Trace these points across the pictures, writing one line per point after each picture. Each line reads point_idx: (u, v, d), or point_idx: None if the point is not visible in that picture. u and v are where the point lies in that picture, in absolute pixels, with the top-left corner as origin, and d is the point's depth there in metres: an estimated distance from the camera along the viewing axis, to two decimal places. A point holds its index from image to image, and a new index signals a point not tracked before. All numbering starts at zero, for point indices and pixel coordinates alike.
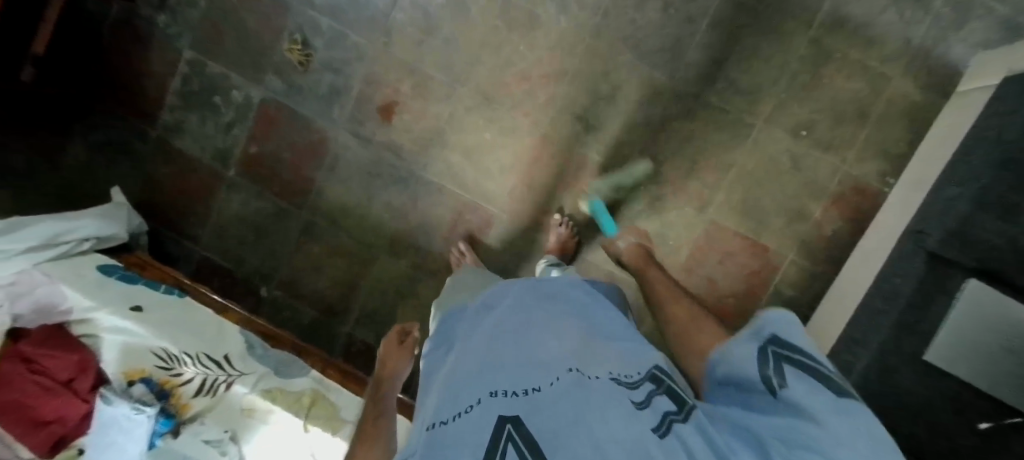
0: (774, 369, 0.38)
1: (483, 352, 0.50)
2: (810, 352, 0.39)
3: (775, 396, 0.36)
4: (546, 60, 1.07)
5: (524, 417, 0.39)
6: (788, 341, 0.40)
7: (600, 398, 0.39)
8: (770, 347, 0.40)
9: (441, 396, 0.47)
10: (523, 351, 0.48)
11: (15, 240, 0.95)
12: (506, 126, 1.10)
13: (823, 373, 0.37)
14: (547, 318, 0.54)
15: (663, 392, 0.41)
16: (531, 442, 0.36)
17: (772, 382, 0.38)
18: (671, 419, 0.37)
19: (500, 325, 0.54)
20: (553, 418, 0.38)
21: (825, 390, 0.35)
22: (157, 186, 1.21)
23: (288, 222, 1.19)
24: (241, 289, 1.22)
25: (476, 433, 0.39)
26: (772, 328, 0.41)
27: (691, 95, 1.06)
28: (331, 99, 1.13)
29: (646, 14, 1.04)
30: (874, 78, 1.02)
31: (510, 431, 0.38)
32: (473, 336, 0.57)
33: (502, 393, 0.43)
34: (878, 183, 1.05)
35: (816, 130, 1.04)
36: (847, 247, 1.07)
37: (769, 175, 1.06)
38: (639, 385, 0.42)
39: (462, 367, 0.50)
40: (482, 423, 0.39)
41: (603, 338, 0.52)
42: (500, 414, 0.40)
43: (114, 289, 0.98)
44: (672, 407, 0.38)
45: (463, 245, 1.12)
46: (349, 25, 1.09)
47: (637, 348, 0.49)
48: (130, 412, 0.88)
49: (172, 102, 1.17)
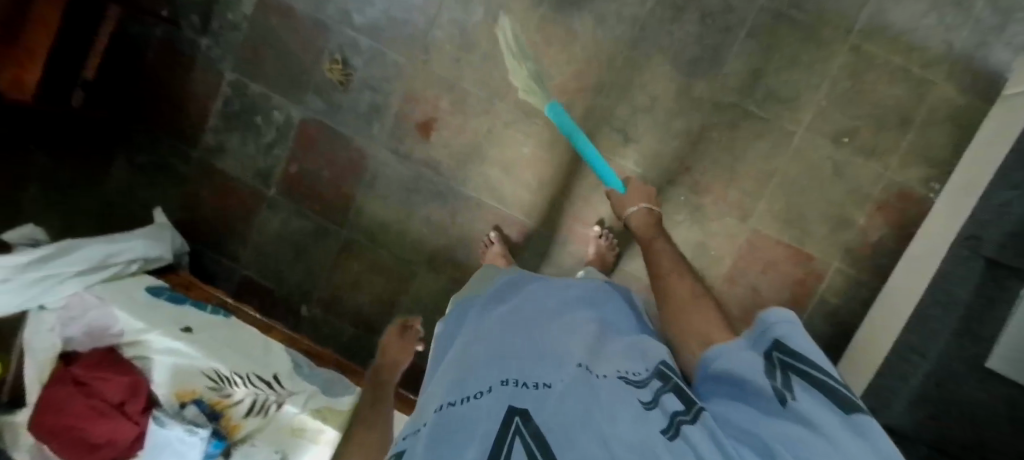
0: (783, 381, 0.36)
1: (494, 345, 0.48)
2: (818, 363, 0.37)
3: (782, 406, 0.34)
4: (584, 73, 1.08)
5: (532, 410, 0.36)
6: (794, 349, 0.38)
7: (614, 400, 0.37)
8: (776, 354, 0.39)
9: (450, 381, 0.44)
10: (535, 345, 0.47)
11: (66, 263, 0.95)
12: (545, 139, 1.10)
13: (833, 387, 0.35)
14: (562, 319, 0.53)
15: (670, 390, 0.40)
16: (538, 434, 0.34)
17: (780, 390, 0.35)
18: (680, 420, 0.35)
19: (514, 320, 0.53)
20: (563, 413, 0.35)
21: (837, 409, 0.33)
22: (198, 206, 1.23)
23: (327, 239, 1.19)
24: (281, 308, 1.23)
25: (482, 421, 0.36)
26: (779, 332, 0.40)
27: (730, 104, 1.06)
28: (370, 116, 1.14)
29: (684, 26, 1.05)
30: (915, 84, 1.01)
31: (519, 423, 0.35)
32: (485, 325, 0.55)
33: (513, 382, 0.40)
34: (923, 189, 1.03)
35: (859, 136, 1.04)
36: (893, 254, 1.06)
37: (811, 182, 1.06)
38: (645, 384, 0.42)
39: (473, 354, 0.48)
40: (491, 412, 0.37)
41: (616, 342, 0.50)
42: (510, 404, 0.37)
43: (165, 310, 0.99)
44: (679, 407, 0.37)
45: (493, 234, 1.11)
46: (388, 44, 1.12)
47: (644, 353, 0.48)
48: (185, 435, 0.91)
49: (214, 124, 1.19)
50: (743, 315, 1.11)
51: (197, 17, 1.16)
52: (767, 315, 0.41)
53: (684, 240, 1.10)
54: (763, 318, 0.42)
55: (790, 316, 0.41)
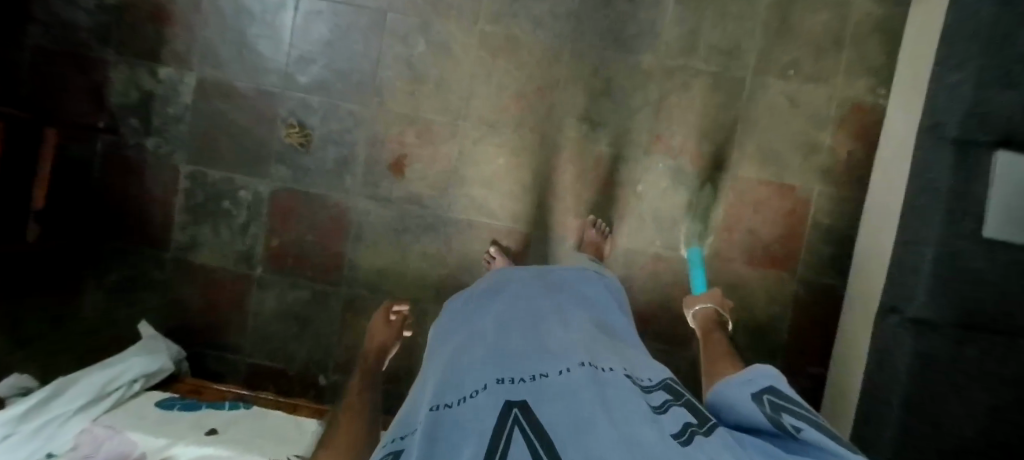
0: (777, 414, 0.38)
1: (490, 343, 0.46)
2: (806, 402, 0.39)
3: (792, 435, 0.35)
4: (536, 74, 1.11)
5: (532, 404, 0.34)
6: (782, 391, 0.42)
7: (621, 396, 0.35)
8: (766, 394, 0.42)
9: (443, 380, 0.41)
10: (532, 344, 0.44)
11: (68, 401, 0.91)
12: (517, 147, 1.12)
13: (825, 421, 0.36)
14: (557, 316, 0.51)
15: (681, 406, 0.38)
16: (539, 427, 0.31)
17: (776, 419, 0.37)
18: (693, 431, 0.33)
19: (507, 317, 0.51)
20: (567, 406, 0.33)
21: (836, 436, 0.33)
22: (185, 308, 1.18)
23: (328, 303, 1.17)
24: (299, 385, 1.19)
25: (480, 416, 0.33)
26: (767, 381, 0.43)
27: (679, 67, 1.10)
28: (340, 170, 1.13)
29: (617, 8, 1.10)
30: (837, 6, 1.08)
31: (517, 414, 0.32)
32: (472, 325, 0.52)
33: (509, 379, 0.38)
34: (872, 98, 1.10)
35: (802, 66, 1.10)
36: (865, 163, 1.11)
37: (773, 118, 1.11)
38: (653, 393, 0.41)
39: (466, 354, 0.45)
40: (490, 405, 0.34)
41: (616, 347, 0.49)
42: (506, 400, 0.34)
43: (183, 419, 0.95)
44: (692, 420, 0.35)
45: (494, 249, 1.09)
46: (340, 96, 1.11)
47: (648, 367, 0.48)
48: None
49: (181, 221, 1.15)
50: (746, 259, 1.15)
51: (137, 119, 1.13)
52: (756, 370, 0.45)
53: (673, 205, 1.13)
54: (753, 372, 0.45)
55: (769, 369, 0.45)
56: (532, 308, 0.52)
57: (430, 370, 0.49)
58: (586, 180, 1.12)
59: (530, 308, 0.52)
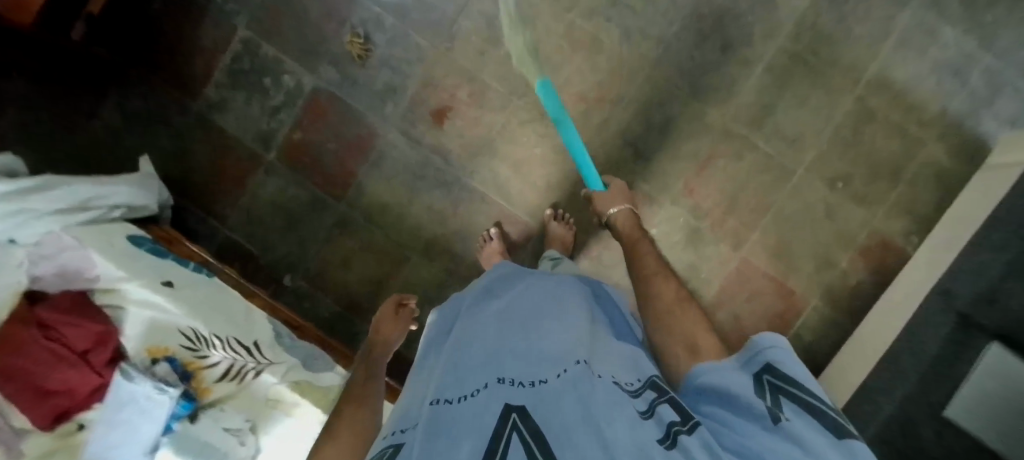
0: (773, 399, 0.39)
1: (490, 343, 0.51)
2: (805, 383, 0.40)
3: (776, 424, 0.37)
4: (604, 83, 1.11)
5: (531, 408, 0.39)
6: (786, 372, 0.41)
7: (609, 400, 0.39)
8: (766, 376, 0.41)
9: (447, 379, 0.47)
10: (529, 343, 0.50)
11: (47, 200, 0.91)
12: (557, 144, 1.12)
13: (815, 405, 0.38)
14: (557, 313, 0.56)
15: (667, 403, 0.41)
16: (535, 432, 0.36)
17: (773, 410, 0.38)
18: (676, 431, 0.37)
19: (509, 317, 0.56)
20: (563, 409, 0.38)
21: (823, 430, 0.36)
22: (190, 161, 1.19)
23: (322, 213, 1.17)
24: (263, 276, 1.20)
25: (480, 414, 0.39)
26: (772, 357, 0.42)
27: (739, 135, 1.10)
28: (385, 95, 1.14)
29: (706, 53, 1.09)
30: (910, 141, 1.07)
31: (516, 419, 0.38)
32: (479, 322, 0.58)
33: (508, 381, 0.44)
34: (902, 240, 1.10)
35: (853, 183, 1.09)
36: (869, 298, 1.11)
37: (804, 221, 1.10)
38: (639, 393, 0.44)
39: (467, 353, 0.51)
40: (489, 405, 0.40)
41: (607, 345, 0.54)
42: (505, 402, 0.40)
43: (146, 261, 0.95)
44: (676, 419, 0.39)
45: (492, 230, 1.11)
46: (413, 25, 1.12)
47: (636, 364, 0.51)
48: (153, 393, 0.83)
49: (218, 80, 1.16)
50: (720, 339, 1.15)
51: None
52: (761, 338, 0.43)
53: (677, 260, 1.13)
54: (755, 341, 0.44)
55: (775, 338, 0.43)
56: (532, 306, 0.58)
57: (437, 366, 0.55)
58: None
59: (529, 306, 0.58)
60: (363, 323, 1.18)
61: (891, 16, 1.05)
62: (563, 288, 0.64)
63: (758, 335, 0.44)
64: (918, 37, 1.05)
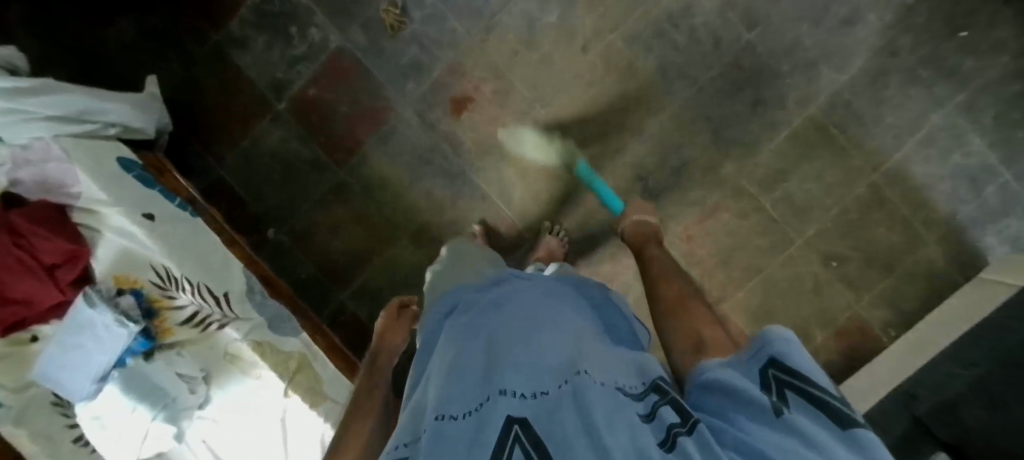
0: (777, 394, 0.36)
1: (490, 347, 0.49)
2: (812, 373, 0.36)
3: (777, 417, 0.34)
4: (630, 111, 1.09)
5: (533, 420, 0.37)
6: (791, 363, 0.37)
7: (618, 409, 0.37)
8: (773, 371, 0.38)
9: (445, 388, 0.44)
10: (530, 349, 0.47)
11: (44, 104, 0.87)
12: (570, 161, 1.11)
13: (822, 398, 0.34)
14: (556, 323, 0.53)
15: (666, 404, 0.39)
16: (540, 448, 0.35)
17: (776, 404, 0.35)
18: (677, 432, 0.35)
19: (508, 323, 0.53)
20: (567, 419, 0.36)
21: (830, 424, 0.33)
22: (197, 92, 1.15)
23: (321, 174, 1.15)
24: (248, 224, 1.17)
25: (483, 433, 0.37)
26: (777, 350, 0.38)
27: (750, 194, 1.09)
28: (409, 72, 1.12)
29: (736, 105, 1.07)
30: (911, 237, 1.08)
31: (518, 433, 0.36)
32: (477, 322, 0.55)
33: (512, 392, 0.41)
34: (879, 330, 1.11)
35: (847, 264, 1.09)
36: (835, 379, 1.12)
37: (791, 291, 1.11)
38: (642, 398, 0.42)
39: (465, 361, 0.48)
40: (491, 421, 0.38)
41: (612, 349, 0.52)
42: (508, 415, 0.38)
43: (129, 188, 0.91)
44: (676, 419, 0.37)
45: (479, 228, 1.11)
46: (453, 9, 1.09)
47: (641, 367, 0.48)
48: (113, 324, 0.81)
49: (244, 17, 1.12)
50: None
51: None
52: (765, 331, 0.40)
53: None
54: (763, 334, 0.40)
55: (784, 331, 0.40)
56: (531, 308, 0.56)
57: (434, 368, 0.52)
58: (602, 232, 1.12)
59: (528, 308, 0.56)
60: (339, 293, 1.17)
61: (924, 112, 1.05)
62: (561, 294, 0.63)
63: (760, 329, 0.41)
64: (945, 138, 1.05)
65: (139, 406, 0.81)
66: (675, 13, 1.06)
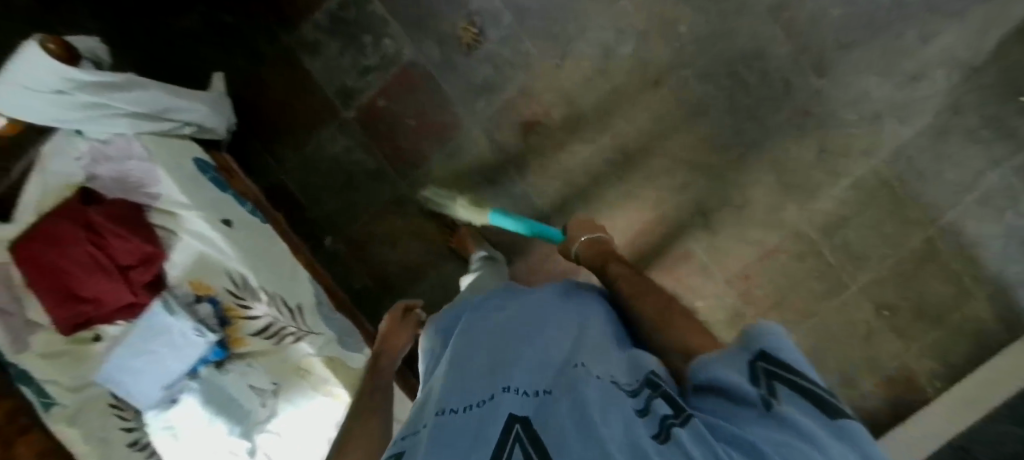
0: (768, 385, 0.39)
1: (491, 347, 0.51)
2: (804, 371, 0.40)
3: (764, 409, 0.37)
4: (699, 148, 1.10)
5: (533, 419, 0.39)
6: (787, 360, 0.41)
7: (606, 400, 0.39)
8: (762, 363, 0.41)
9: (445, 387, 0.46)
10: (533, 351, 0.49)
11: (128, 101, 0.84)
12: (635, 192, 1.11)
13: (815, 392, 0.38)
14: (556, 324, 0.54)
15: (662, 399, 0.41)
16: (536, 442, 0.36)
17: (766, 396, 0.38)
18: (670, 424, 0.37)
19: (508, 326, 0.54)
20: (562, 414, 0.38)
21: (820, 415, 0.35)
22: (264, 94, 1.14)
23: (382, 185, 1.15)
24: (304, 229, 1.17)
25: (486, 426, 0.38)
26: (770, 346, 0.42)
27: (810, 238, 1.10)
28: (481, 91, 1.11)
29: (804, 149, 1.08)
30: (961, 291, 1.10)
31: (519, 430, 0.38)
32: (481, 326, 0.57)
33: (515, 390, 0.43)
34: (922, 379, 1.13)
35: (896, 313, 1.12)
36: (876, 423, 1.15)
37: (840, 336, 1.13)
38: (636, 392, 0.43)
39: (467, 362, 0.49)
40: (491, 416, 0.40)
41: (607, 344, 0.53)
42: (511, 412, 0.40)
43: (206, 193, 0.90)
44: (670, 411, 0.39)
45: (460, 218, 1.12)
46: (530, 32, 1.09)
47: (636, 361, 0.50)
48: (190, 332, 0.83)
49: (316, 22, 1.11)
50: None
51: None
52: (761, 327, 0.44)
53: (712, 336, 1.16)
54: (757, 329, 0.44)
55: (779, 329, 0.43)
56: (533, 310, 0.57)
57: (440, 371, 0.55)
58: (660, 264, 1.14)
59: (531, 310, 0.57)
60: (392, 306, 1.17)
61: (985, 171, 1.06)
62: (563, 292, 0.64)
63: (756, 322, 0.45)
64: (1002, 198, 1.07)
65: (217, 419, 0.82)
66: (750, 55, 1.07)
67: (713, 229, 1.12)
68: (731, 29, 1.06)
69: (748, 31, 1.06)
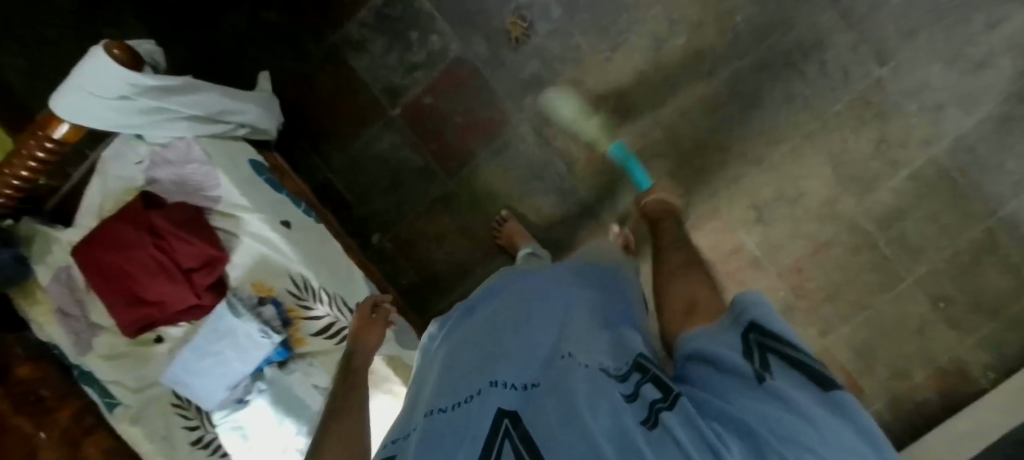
0: (760, 360, 0.39)
1: (484, 343, 0.54)
2: (791, 339, 0.40)
3: (761, 384, 0.37)
4: (752, 140, 1.08)
5: (519, 415, 0.43)
6: (773, 329, 0.41)
7: (592, 389, 0.42)
8: (754, 335, 0.41)
9: (439, 388, 0.50)
10: (523, 347, 0.52)
11: (187, 104, 0.83)
12: (685, 185, 1.10)
13: (806, 364, 0.38)
14: (546, 315, 0.57)
15: (649, 380, 0.42)
16: (523, 439, 0.40)
17: (760, 372, 0.38)
18: (658, 408, 0.38)
19: (499, 321, 0.58)
20: (548, 409, 0.41)
21: (812, 387, 0.35)
22: (310, 93, 1.14)
23: (429, 182, 1.14)
24: (353, 227, 1.17)
25: (474, 423, 0.42)
26: (755, 316, 0.42)
27: (865, 231, 1.09)
28: (529, 86, 1.10)
29: (859, 140, 1.06)
30: (1022, 283, 1.07)
31: (507, 426, 0.42)
32: (474, 323, 0.60)
33: (502, 384, 0.47)
34: (979, 374, 1.09)
35: (954, 306, 1.09)
36: (932, 419, 1.11)
37: (894, 330, 1.11)
38: (626, 376, 0.45)
39: (462, 360, 0.53)
40: (480, 413, 0.43)
41: (599, 325, 0.55)
42: (499, 408, 0.44)
43: (264, 194, 0.90)
44: (658, 395, 0.40)
45: (506, 215, 1.11)
46: (579, 26, 1.08)
47: (623, 340, 0.52)
48: (257, 334, 0.84)
49: (364, 19, 1.10)
50: None
51: None
52: (745, 297, 0.44)
53: None
54: (742, 298, 0.44)
55: (761, 297, 0.44)
56: (522, 301, 0.60)
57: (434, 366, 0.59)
58: (711, 258, 1.12)
59: (519, 301, 0.60)
60: (439, 303, 1.16)
61: None
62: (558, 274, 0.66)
63: (741, 293, 0.45)
64: None
65: (286, 420, 0.84)
66: (805, 45, 1.05)
67: (765, 222, 1.10)
68: (787, 19, 1.05)
69: (806, 20, 1.05)
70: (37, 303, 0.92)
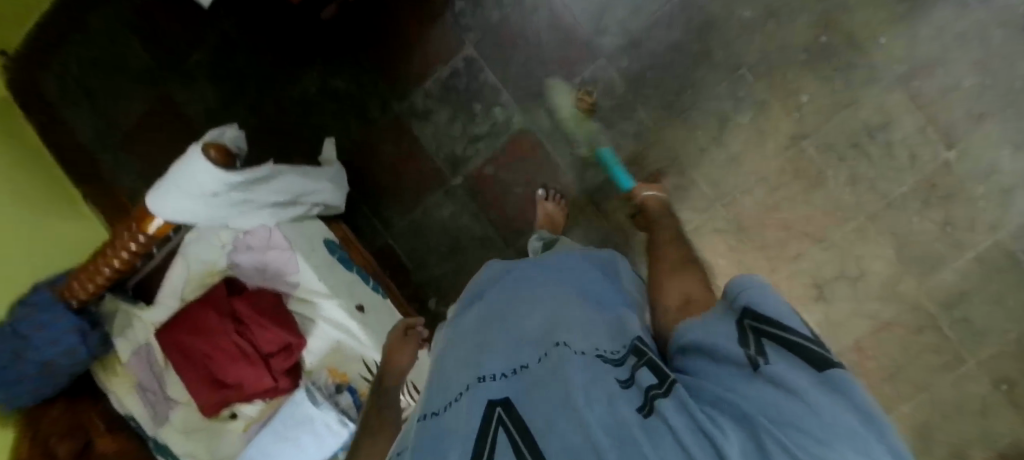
0: (755, 344, 0.36)
1: (477, 336, 0.53)
2: (785, 322, 0.37)
3: (755, 370, 0.34)
4: (816, 219, 1.07)
5: (512, 404, 0.40)
6: (766, 313, 0.38)
7: (588, 378, 0.39)
8: (748, 321, 0.38)
9: (435, 390, 0.49)
10: (513, 335, 0.50)
11: (273, 192, 0.86)
12: (743, 260, 1.11)
13: (798, 344, 0.35)
14: (536, 300, 0.55)
15: (645, 364, 0.41)
16: (517, 426, 0.38)
17: (752, 356, 0.35)
18: (654, 395, 0.36)
19: (491, 318, 0.55)
20: (543, 398, 0.39)
21: (808, 368, 0.32)
22: (376, 161, 1.17)
23: (488, 251, 1.15)
24: (411, 291, 1.20)
25: (467, 418, 0.40)
26: (750, 301, 0.39)
27: (927, 313, 1.08)
28: (593, 159, 1.11)
29: (927, 220, 1.04)
30: None
31: (500, 414, 0.39)
32: (466, 319, 0.59)
33: (490, 377, 0.45)
34: None
35: (1017, 387, 1.06)
36: None
37: (953, 410, 1.09)
38: (621, 361, 0.44)
39: (455, 360, 0.51)
40: (471, 407, 0.41)
41: (590, 307, 0.53)
42: (488, 400, 0.41)
43: (341, 278, 0.92)
44: (653, 381, 0.38)
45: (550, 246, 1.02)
46: (642, 100, 1.08)
47: (622, 328, 0.50)
48: (335, 424, 0.85)
49: (429, 89, 1.13)
50: None
51: None
52: (742, 285, 0.41)
53: None
54: (739, 287, 0.42)
55: (758, 284, 0.41)
56: (512, 292, 0.59)
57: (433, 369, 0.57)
58: None
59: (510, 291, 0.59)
60: None
61: None
62: (547, 264, 0.64)
63: (736, 279, 0.43)
64: None
65: None
66: (874, 125, 1.03)
67: (825, 300, 1.10)
68: (855, 99, 1.03)
69: (874, 102, 1.03)
70: (116, 375, 0.96)
